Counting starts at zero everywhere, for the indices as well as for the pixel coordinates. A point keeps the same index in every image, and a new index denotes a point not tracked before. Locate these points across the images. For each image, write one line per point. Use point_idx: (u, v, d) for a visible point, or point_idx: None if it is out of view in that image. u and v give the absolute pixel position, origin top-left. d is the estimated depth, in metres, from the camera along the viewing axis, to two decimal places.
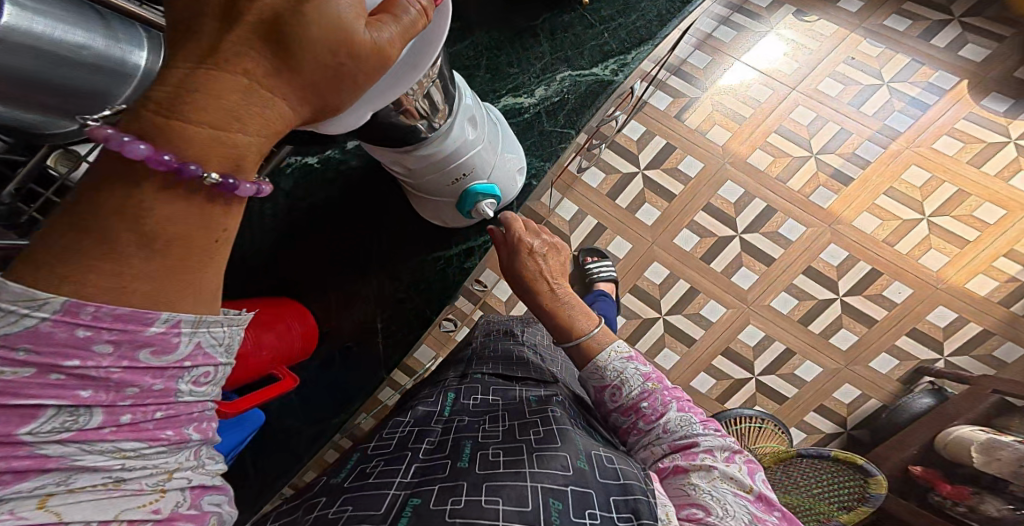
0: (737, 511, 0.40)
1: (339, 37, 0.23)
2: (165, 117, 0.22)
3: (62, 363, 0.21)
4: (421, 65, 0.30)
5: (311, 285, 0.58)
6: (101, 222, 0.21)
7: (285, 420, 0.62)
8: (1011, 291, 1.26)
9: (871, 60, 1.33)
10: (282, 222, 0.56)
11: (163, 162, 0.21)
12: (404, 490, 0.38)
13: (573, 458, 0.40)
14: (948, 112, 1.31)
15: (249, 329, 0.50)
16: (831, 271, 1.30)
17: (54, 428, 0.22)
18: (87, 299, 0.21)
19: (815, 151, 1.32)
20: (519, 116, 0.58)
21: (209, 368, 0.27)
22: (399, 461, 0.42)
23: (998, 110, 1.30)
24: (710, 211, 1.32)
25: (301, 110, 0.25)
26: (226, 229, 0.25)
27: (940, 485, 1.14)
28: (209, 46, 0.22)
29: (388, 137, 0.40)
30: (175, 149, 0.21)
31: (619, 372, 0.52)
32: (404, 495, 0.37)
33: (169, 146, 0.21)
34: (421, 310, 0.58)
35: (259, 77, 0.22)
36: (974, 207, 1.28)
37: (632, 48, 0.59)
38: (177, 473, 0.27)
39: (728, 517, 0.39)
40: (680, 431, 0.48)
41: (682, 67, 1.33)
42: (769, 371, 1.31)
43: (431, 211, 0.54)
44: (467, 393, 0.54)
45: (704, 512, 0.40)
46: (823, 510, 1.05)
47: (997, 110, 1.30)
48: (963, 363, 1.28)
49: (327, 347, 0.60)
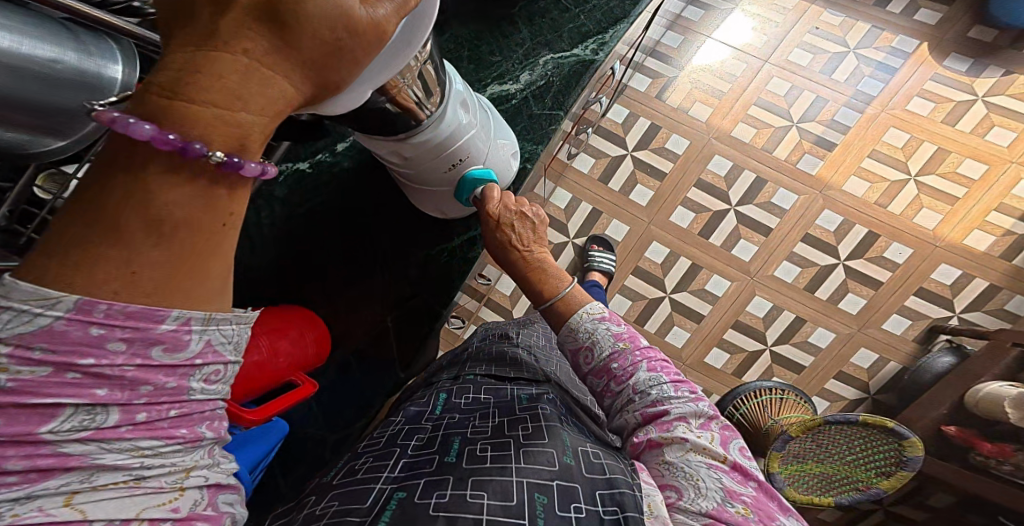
0: (708, 487, 0.42)
1: (338, 13, 0.21)
2: (176, 99, 0.21)
3: (78, 362, 0.23)
4: (415, 42, 0.28)
5: (318, 293, 0.71)
6: (111, 210, 0.22)
7: (309, 429, 0.79)
8: (1010, 244, 1.23)
9: (835, 29, 1.32)
10: (280, 229, 0.66)
11: (167, 141, 0.20)
12: (389, 484, 0.43)
13: (559, 454, 0.44)
14: (914, 74, 1.29)
15: (266, 337, 0.62)
16: (829, 237, 1.28)
17: (72, 427, 0.25)
18: (99, 298, 0.23)
19: (796, 120, 1.30)
20: (508, 102, 0.64)
21: (219, 366, 0.29)
22: (387, 457, 0.48)
23: (960, 69, 1.29)
24: (703, 185, 1.31)
25: (303, 88, 0.23)
26: (232, 213, 0.26)
27: (979, 444, 1.07)
28: (206, 30, 0.20)
29: (383, 126, 0.42)
30: (182, 131, 0.20)
31: (591, 333, 0.53)
32: (389, 489, 0.42)
33: (177, 127, 0.20)
34: (429, 303, 0.72)
35: (258, 56, 0.21)
36: (957, 164, 1.26)
37: (608, 29, 0.66)
38: (194, 472, 0.31)
39: (701, 497, 0.42)
40: (649, 395, 0.49)
41: (658, 48, 1.31)
42: (783, 341, 1.29)
43: (431, 204, 0.62)
44: (458, 393, 0.60)
45: (676, 495, 0.43)
46: (860, 477, 1.05)
47: (959, 69, 1.29)
48: (975, 319, 1.24)
49: (342, 354, 0.76)
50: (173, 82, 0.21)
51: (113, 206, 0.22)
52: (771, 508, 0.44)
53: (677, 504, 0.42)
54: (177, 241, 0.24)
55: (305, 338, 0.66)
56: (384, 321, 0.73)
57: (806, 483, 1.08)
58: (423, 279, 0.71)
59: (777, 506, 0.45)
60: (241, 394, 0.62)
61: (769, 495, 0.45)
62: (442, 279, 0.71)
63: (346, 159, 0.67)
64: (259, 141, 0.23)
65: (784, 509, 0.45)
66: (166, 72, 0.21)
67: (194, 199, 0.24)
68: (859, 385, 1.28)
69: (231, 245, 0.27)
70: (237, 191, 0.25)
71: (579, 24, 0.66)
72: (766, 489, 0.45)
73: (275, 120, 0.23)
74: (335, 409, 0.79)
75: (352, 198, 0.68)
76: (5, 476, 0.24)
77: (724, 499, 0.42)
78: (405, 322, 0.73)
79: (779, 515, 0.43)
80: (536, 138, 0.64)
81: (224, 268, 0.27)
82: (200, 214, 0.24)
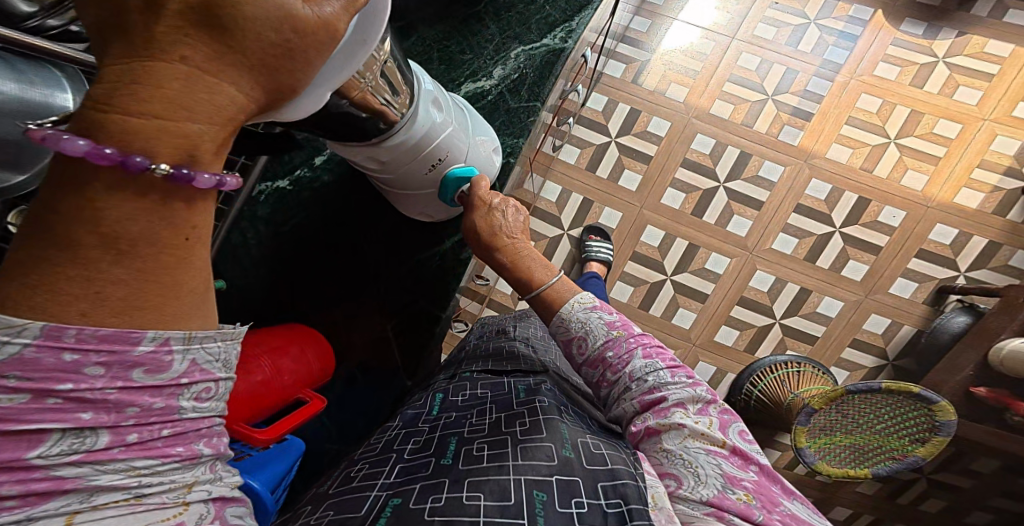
0: (708, 474, 0.42)
1: (281, 13, 0.21)
2: (114, 112, 0.21)
3: (56, 387, 0.24)
4: (371, 38, 0.28)
5: (309, 305, 0.72)
6: (66, 230, 0.23)
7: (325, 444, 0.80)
8: (1000, 200, 1.22)
9: (794, 1, 1.30)
10: (267, 247, 0.66)
11: (104, 155, 0.20)
12: (385, 491, 0.45)
13: (557, 448, 0.45)
14: (875, 41, 1.26)
15: (269, 357, 0.62)
16: (821, 206, 1.27)
17: (62, 450, 0.25)
18: (68, 322, 0.23)
19: (770, 93, 1.28)
20: (483, 99, 0.65)
21: (209, 383, 0.30)
22: (383, 464, 0.50)
23: (917, 33, 1.26)
24: (689, 164, 1.30)
25: (254, 94, 0.23)
26: (195, 227, 0.27)
27: (1014, 404, 1.04)
28: (140, 35, 0.20)
29: (352, 130, 0.42)
30: (122, 144, 0.21)
31: (583, 323, 0.53)
32: (385, 496, 0.44)
33: (115, 140, 0.21)
34: (427, 308, 0.72)
35: (198, 62, 0.21)
36: (932, 125, 1.24)
37: (574, 16, 0.67)
38: (196, 487, 0.31)
39: (700, 485, 0.42)
40: (647, 382, 0.49)
41: (627, 34, 1.31)
42: (792, 313, 1.27)
43: (417, 208, 0.62)
44: (455, 391, 0.63)
45: (675, 484, 0.43)
46: (894, 446, 1.01)
47: (915, 33, 1.26)
48: (982, 277, 1.22)
49: (346, 368, 0.77)
50: (101, 95, 0.21)
51: (66, 226, 0.23)
52: (773, 492, 0.44)
53: (676, 493, 0.42)
54: (139, 257, 0.24)
55: (307, 355, 0.67)
56: (384, 330, 0.74)
57: (837, 455, 1.05)
58: (417, 285, 0.72)
59: (779, 489, 0.45)
60: (249, 415, 0.61)
61: (771, 479, 0.45)
62: (436, 282, 0.72)
63: (325, 173, 0.66)
64: (212, 150, 0.24)
65: (787, 492, 0.45)
66: (100, 87, 0.21)
67: (147, 213, 0.24)
68: (876, 352, 1.26)
69: (199, 258, 0.28)
70: (193, 203, 0.26)
71: (545, 14, 0.67)
72: (766, 472, 0.45)
73: (227, 127, 0.23)
74: (347, 420, 0.80)
75: (336, 207, 0.68)
76: (3, 501, 0.24)
77: (724, 486, 0.41)
78: (406, 329, 0.73)
79: (782, 499, 0.43)
80: (517, 131, 0.66)
81: (201, 279, 0.28)
82: (156, 228, 0.25)
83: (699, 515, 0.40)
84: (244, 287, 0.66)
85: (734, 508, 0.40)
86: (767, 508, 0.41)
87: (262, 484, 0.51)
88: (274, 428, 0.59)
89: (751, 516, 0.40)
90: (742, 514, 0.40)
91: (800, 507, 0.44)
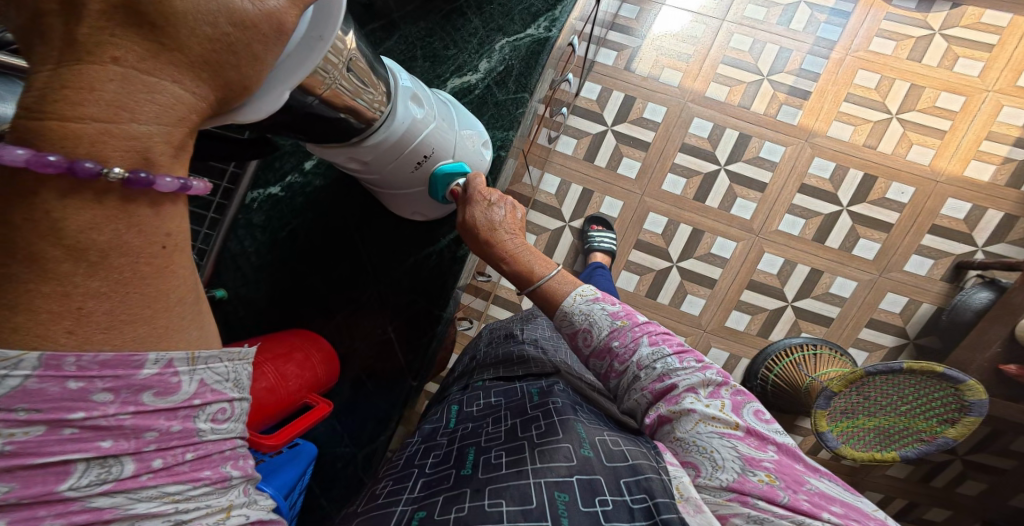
0: (724, 458, 0.41)
1: (218, 7, 0.23)
2: (55, 120, 0.22)
3: (68, 416, 0.24)
4: (326, 36, 0.30)
5: (312, 314, 0.73)
6: (30, 245, 0.23)
7: (337, 451, 0.79)
8: (1013, 171, 1.17)
9: None
10: (263, 255, 0.70)
11: (49, 163, 0.22)
12: (410, 505, 0.45)
13: (576, 448, 0.44)
14: (867, 19, 1.22)
15: (274, 365, 0.62)
16: (825, 185, 1.23)
17: (91, 481, 0.25)
18: (64, 349, 0.24)
19: (765, 73, 1.25)
20: (470, 94, 0.66)
21: (224, 404, 0.31)
22: (405, 479, 0.50)
23: (908, 7, 1.22)
24: (688, 149, 1.27)
25: (201, 91, 0.25)
26: (169, 236, 0.27)
27: None
28: (70, 41, 0.22)
29: (331, 130, 0.42)
30: (65, 151, 0.22)
31: (586, 315, 0.50)
32: (411, 510, 0.44)
33: (57, 148, 0.22)
34: (428, 309, 0.70)
35: (131, 63, 0.22)
36: (934, 98, 1.20)
37: (557, 4, 0.65)
38: (234, 511, 0.31)
39: (719, 470, 0.40)
40: (655, 370, 0.47)
41: (617, 22, 1.29)
42: (804, 295, 1.24)
43: (406, 208, 0.62)
44: (469, 401, 0.62)
45: (695, 472, 0.41)
46: (922, 428, 0.97)
47: (907, 7, 1.22)
48: (1000, 251, 1.18)
49: (352, 373, 0.76)
50: (32, 101, 0.22)
51: (28, 240, 0.23)
52: (797, 471, 0.41)
53: (697, 481, 0.41)
54: (113, 267, 0.24)
55: (310, 360, 0.67)
56: (386, 333, 0.72)
57: (864, 441, 1.02)
58: (416, 285, 0.70)
59: (803, 467, 0.42)
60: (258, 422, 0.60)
61: (792, 457, 0.42)
62: (435, 281, 0.69)
63: (316, 178, 0.69)
64: (168, 154, 0.25)
65: (812, 470, 0.42)
66: (31, 94, 0.22)
67: (109, 219, 0.24)
68: (896, 330, 1.22)
69: (181, 266, 0.28)
70: (161, 206, 0.26)
71: (529, 5, 0.66)
72: (786, 451, 0.43)
73: (181, 127, 0.25)
74: (358, 429, 0.77)
75: (331, 213, 0.70)
76: None
77: (743, 469, 0.39)
78: (406, 331, 0.71)
79: (808, 477, 0.41)
80: (506, 124, 0.66)
81: (187, 289, 0.29)
82: (127, 238, 0.25)
83: (722, 503, 0.38)
84: (246, 298, 0.72)
85: (756, 491, 0.38)
86: (792, 488, 0.38)
87: (275, 491, 0.53)
88: (282, 432, 0.58)
89: (776, 498, 0.37)
90: (766, 497, 0.37)
91: (829, 485, 0.41)
